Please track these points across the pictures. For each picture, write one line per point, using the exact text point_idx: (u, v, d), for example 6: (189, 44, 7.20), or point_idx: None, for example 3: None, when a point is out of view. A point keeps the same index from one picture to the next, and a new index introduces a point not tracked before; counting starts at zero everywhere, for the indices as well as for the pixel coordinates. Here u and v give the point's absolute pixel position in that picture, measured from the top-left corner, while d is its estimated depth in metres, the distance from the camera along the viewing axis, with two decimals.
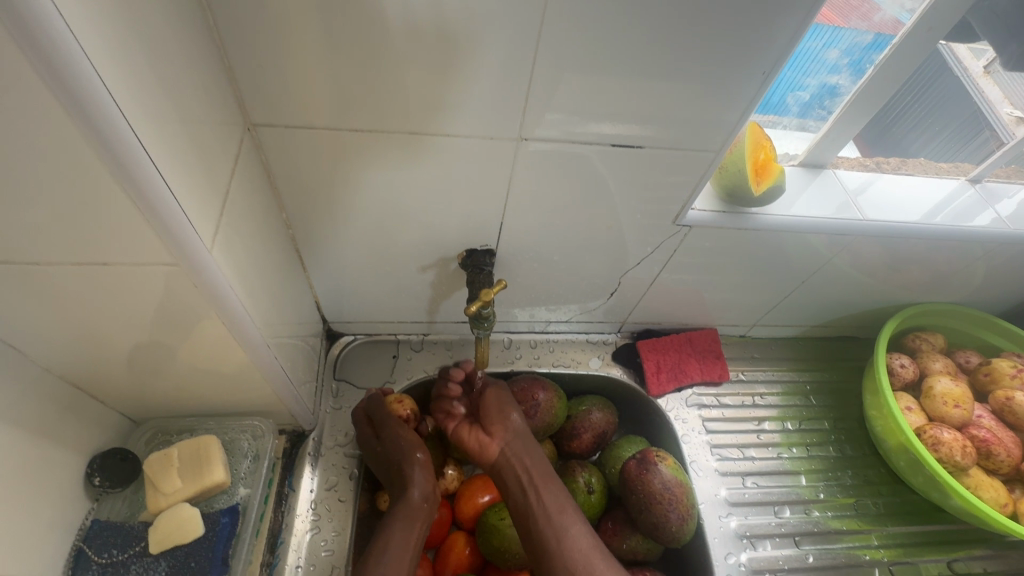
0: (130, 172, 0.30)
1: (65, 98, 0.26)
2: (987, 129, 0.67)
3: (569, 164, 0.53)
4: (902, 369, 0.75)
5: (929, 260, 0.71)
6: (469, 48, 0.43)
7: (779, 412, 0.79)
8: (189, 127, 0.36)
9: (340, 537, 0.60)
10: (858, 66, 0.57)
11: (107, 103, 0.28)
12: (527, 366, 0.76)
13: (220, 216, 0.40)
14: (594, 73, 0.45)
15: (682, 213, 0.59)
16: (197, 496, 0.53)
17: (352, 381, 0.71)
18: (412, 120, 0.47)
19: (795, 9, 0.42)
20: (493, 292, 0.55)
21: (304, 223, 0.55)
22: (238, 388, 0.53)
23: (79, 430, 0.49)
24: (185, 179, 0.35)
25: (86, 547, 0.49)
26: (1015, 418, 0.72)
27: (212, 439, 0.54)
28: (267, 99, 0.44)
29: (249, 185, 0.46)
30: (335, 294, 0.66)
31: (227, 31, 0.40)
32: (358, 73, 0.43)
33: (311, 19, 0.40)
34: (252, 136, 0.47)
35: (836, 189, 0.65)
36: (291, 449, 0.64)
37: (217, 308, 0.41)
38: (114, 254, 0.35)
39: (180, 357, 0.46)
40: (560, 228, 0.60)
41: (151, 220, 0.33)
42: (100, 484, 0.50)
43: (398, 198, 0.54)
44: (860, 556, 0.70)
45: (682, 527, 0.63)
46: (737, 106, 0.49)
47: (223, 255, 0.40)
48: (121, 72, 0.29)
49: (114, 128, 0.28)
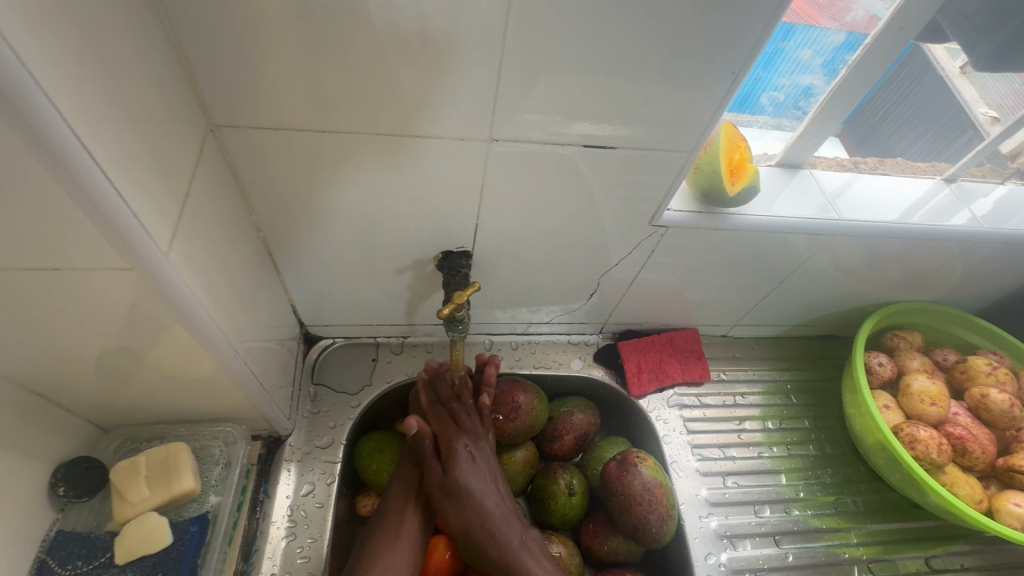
0: (74, 176, 0.29)
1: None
2: (969, 130, 0.68)
3: (543, 165, 0.53)
4: (880, 367, 0.76)
5: (905, 259, 0.71)
6: (436, 48, 0.42)
7: (760, 411, 0.80)
8: (143, 130, 0.35)
9: (316, 543, 0.60)
10: (831, 66, 0.57)
11: (43, 104, 0.27)
12: (508, 368, 0.76)
13: (179, 219, 0.39)
14: (563, 73, 0.45)
15: (658, 214, 0.59)
16: (165, 505, 0.52)
17: (330, 385, 0.70)
18: (380, 121, 0.46)
19: (762, 10, 0.42)
20: (466, 295, 0.54)
21: (275, 226, 0.55)
22: (208, 394, 0.52)
23: (43, 439, 0.48)
24: (138, 182, 0.34)
25: (49, 559, 0.48)
26: (990, 414, 0.73)
27: (180, 446, 0.53)
28: (231, 100, 0.43)
29: (214, 187, 0.45)
30: (311, 297, 0.65)
31: (186, 31, 0.39)
32: (322, 73, 0.42)
33: (272, 17, 0.39)
34: (217, 138, 0.46)
35: (812, 189, 0.66)
36: (266, 455, 0.63)
37: (180, 314, 0.40)
38: (66, 260, 0.34)
39: (145, 364, 0.45)
40: (537, 230, 0.60)
41: (102, 224, 0.32)
42: (65, 494, 0.49)
43: (371, 200, 0.53)
44: (839, 555, 0.70)
45: (662, 528, 0.63)
46: (708, 106, 0.49)
47: (184, 260, 0.40)
48: (62, 72, 0.28)
49: (52, 130, 0.27)
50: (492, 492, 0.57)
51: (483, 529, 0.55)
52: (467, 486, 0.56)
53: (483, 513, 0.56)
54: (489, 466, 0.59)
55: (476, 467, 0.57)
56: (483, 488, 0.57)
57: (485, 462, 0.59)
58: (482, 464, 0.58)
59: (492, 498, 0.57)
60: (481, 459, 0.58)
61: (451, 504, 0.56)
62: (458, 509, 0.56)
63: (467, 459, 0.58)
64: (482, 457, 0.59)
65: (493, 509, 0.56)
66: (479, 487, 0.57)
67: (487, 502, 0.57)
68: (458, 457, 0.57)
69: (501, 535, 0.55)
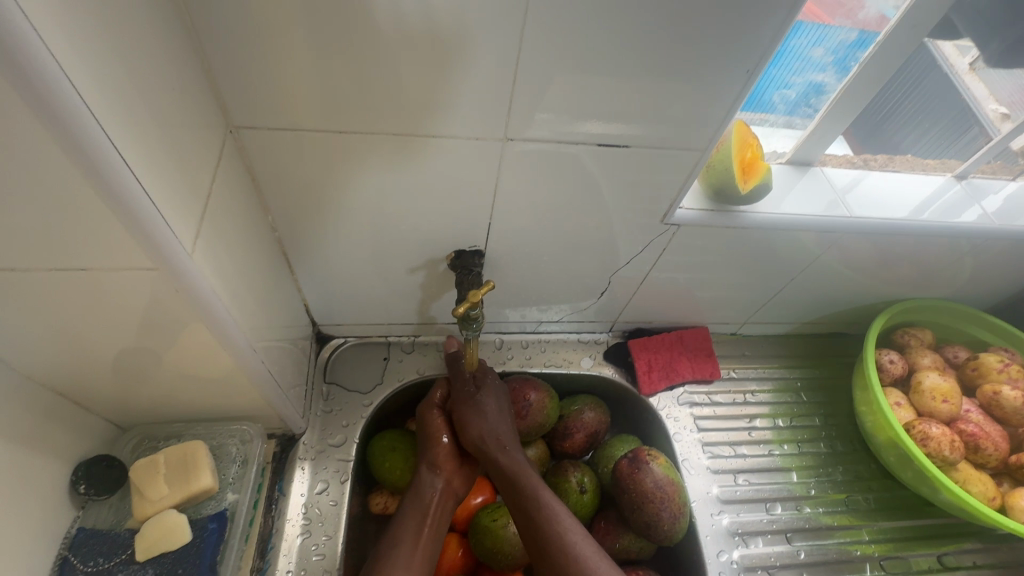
0: (105, 176, 0.30)
1: (32, 101, 0.26)
2: (976, 126, 0.68)
3: (557, 164, 0.53)
4: (891, 365, 0.76)
5: (916, 256, 0.71)
6: (454, 48, 0.42)
7: (770, 409, 0.80)
8: (167, 131, 0.35)
9: (331, 541, 0.60)
10: (843, 63, 0.57)
11: (77, 106, 0.27)
12: (519, 366, 0.76)
13: (202, 220, 0.40)
14: (579, 73, 0.45)
15: (670, 212, 0.59)
16: (184, 502, 0.53)
17: (343, 384, 0.71)
18: (397, 121, 0.47)
19: (777, 8, 0.42)
20: (481, 294, 0.54)
21: (290, 226, 0.55)
22: (225, 393, 0.52)
23: (63, 438, 0.48)
24: (164, 183, 0.34)
25: (71, 556, 0.48)
26: (1002, 412, 0.72)
27: (198, 444, 0.54)
28: (249, 101, 0.44)
29: (232, 188, 0.46)
30: (323, 297, 0.65)
31: (207, 32, 0.39)
32: (341, 75, 0.43)
33: (292, 19, 0.39)
34: (235, 139, 0.46)
35: (823, 187, 0.66)
36: (281, 453, 0.64)
37: (201, 313, 0.41)
38: (92, 261, 0.34)
39: (164, 363, 0.46)
40: (549, 228, 0.60)
41: (130, 224, 0.32)
42: (86, 492, 0.50)
43: (385, 199, 0.54)
44: (851, 552, 0.70)
45: (674, 525, 0.63)
46: (722, 104, 0.49)
47: (206, 260, 0.40)
48: (94, 75, 0.28)
49: (86, 133, 0.28)
50: (505, 420, 0.63)
51: (496, 442, 0.60)
52: (489, 405, 0.63)
53: (497, 431, 0.61)
54: (507, 401, 0.65)
55: (498, 395, 0.64)
56: (500, 413, 0.63)
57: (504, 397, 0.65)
58: (503, 394, 0.65)
59: (505, 424, 0.63)
60: (502, 392, 0.65)
61: (474, 412, 0.61)
62: (477, 421, 0.61)
63: (491, 388, 0.64)
64: (502, 391, 0.65)
65: (506, 434, 0.62)
66: (497, 411, 0.63)
67: (501, 426, 0.62)
68: (487, 381, 0.64)
69: (511, 452, 0.60)
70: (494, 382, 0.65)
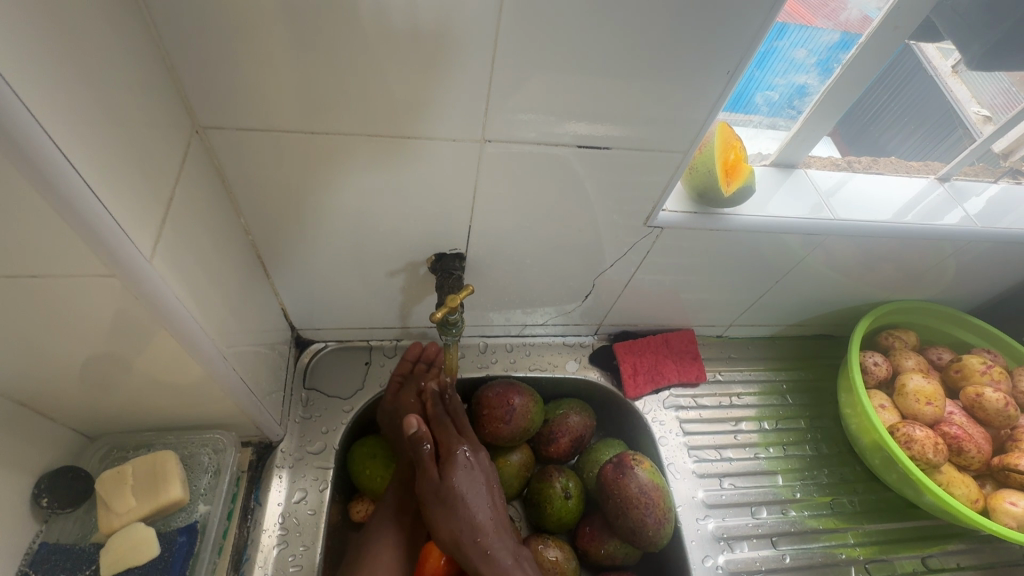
0: (51, 180, 0.28)
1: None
2: (959, 129, 0.68)
3: (537, 166, 0.52)
4: (876, 367, 0.76)
5: (900, 258, 0.71)
6: (428, 47, 0.41)
7: (756, 412, 0.79)
8: (124, 132, 0.34)
9: (309, 551, 0.59)
10: (825, 65, 0.56)
11: (14, 103, 0.25)
12: (503, 370, 0.75)
13: (163, 224, 0.38)
14: (559, 72, 0.44)
15: (653, 214, 0.59)
16: (153, 515, 0.51)
17: (323, 389, 0.69)
18: (371, 122, 0.45)
19: (757, 8, 0.42)
20: (459, 298, 0.53)
21: (265, 229, 0.54)
22: (197, 401, 0.51)
23: (26, 449, 0.47)
24: (119, 186, 0.33)
25: (31, 573, 0.46)
26: (985, 414, 0.73)
27: (168, 454, 0.52)
28: (216, 101, 0.42)
29: (200, 190, 0.45)
30: (302, 300, 0.64)
31: (169, 30, 0.38)
32: (312, 75, 0.42)
33: (258, 16, 0.38)
34: (203, 140, 0.45)
35: (807, 188, 0.65)
36: (257, 461, 0.62)
37: (165, 321, 0.40)
38: (44, 268, 0.33)
39: (130, 371, 0.44)
40: (532, 231, 0.59)
41: (81, 230, 0.31)
42: (48, 506, 0.48)
43: (361, 201, 0.52)
44: (836, 555, 0.70)
45: (658, 531, 0.62)
46: (703, 105, 0.49)
47: (169, 266, 0.39)
48: (35, 70, 0.26)
49: (23, 132, 0.26)
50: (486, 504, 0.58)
51: (474, 539, 0.55)
52: (462, 496, 0.56)
53: (476, 525, 0.56)
54: (486, 475, 0.59)
55: (473, 478, 0.58)
56: (477, 499, 0.57)
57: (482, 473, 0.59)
58: (479, 474, 0.58)
59: (485, 511, 0.57)
60: (477, 471, 0.58)
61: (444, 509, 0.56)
62: (452, 518, 0.56)
63: (464, 469, 0.58)
64: (480, 467, 0.59)
65: (486, 523, 0.56)
66: (473, 496, 0.57)
67: (479, 515, 0.57)
68: (456, 465, 0.57)
69: (493, 550, 0.55)
70: (463, 459, 0.58)
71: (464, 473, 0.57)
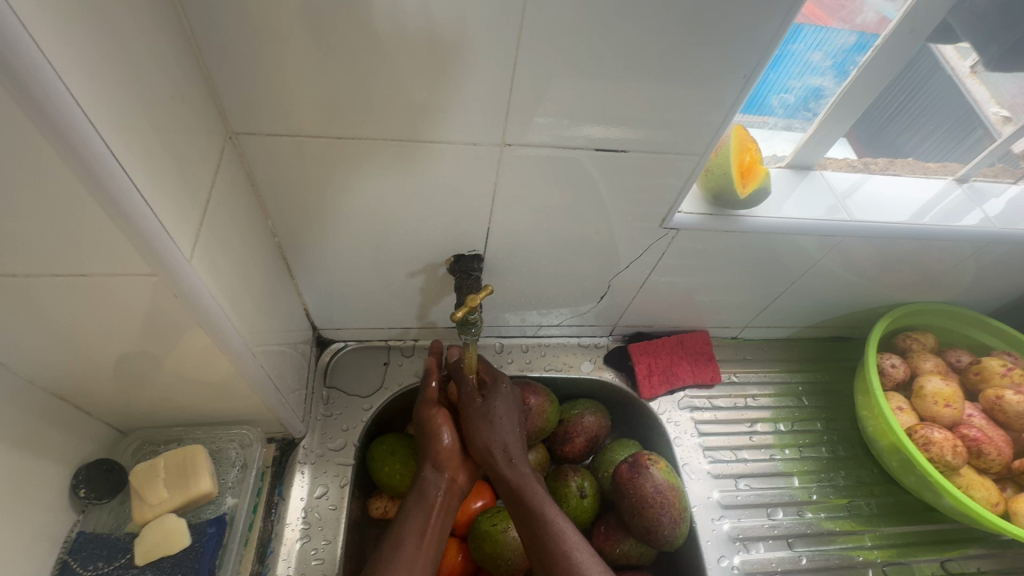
0: (103, 183, 0.30)
1: (21, 101, 0.26)
2: (979, 129, 0.67)
3: (556, 169, 0.53)
4: (893, 369, 0.75)
5: (918, 260, 0.71)
6: (451, 54, 0.42)
7: (771, 413, 0.79)
8: (166, 137, 0.36)
9: (330, 546, 0.60)
10: (841, 67, 0.57)
11: (71, 108, 0.27)
12: (519, 371, 0.76)
13: (201, 225, 0.40)
14: (578, 76, 0.45)
15: (669, 216, 0.60)
16: (184, 506, 0.53)
17: (343, 387, 0.71)
18: (395, 126, 0.47)
19: (774, 12, 0.43)
20: (479, 298, 0.55)
21: (290, 231, 0.55)
22: (226, 398, 0.52)
23: (65, 441, 0.49)
24: (162, 189, 0.35)
25: (70, 560, 0.49)
26: (1005, 416, 0.72)
27: (198, 449, 0.54)
28: (249, 108, 0.44)
29: (232, 193, 0.46)
30: (323, 300, 0.66)
31: (205, 39, 0.40)
32: (339, 80, 0.43)
33: (292, 27, 0.40)
34: (235, 144, 0.47)
35: (822, 190, 0.66)
36: (281, 457, 0.64)
37: (200, 319, 0.41)
38: (91, 267, 0.35)
39: (165, 366, 0.46)
40: (549, 233, 0.60)
41: (127, 231, 0.33)
42: (86, 496, 0.50)
43: (384, 204, 0.54)
44: (853, 558, 0.70)
45: (674, 530, 0.63)
46: (720, 108, 0.49)
47: (205, 266, 0.40)
48: (88, 77, 0.28)
49: (83, 138, 0.28)
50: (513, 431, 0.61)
51: (504, 455, 0.59)
52: (498, 416, 0.61)
53: (504, 443, 0.59)
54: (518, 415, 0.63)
55: (508, 405, 0.62)
56: (510, 424, 0.61)
57: (516, 406, 0.63)
58: (515, 407, 0.63)
59: (512, 436, 0.61)
60: (514, 403, 0.63)
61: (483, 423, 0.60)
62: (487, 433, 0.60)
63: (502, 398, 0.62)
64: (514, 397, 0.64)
65: (513, 445, 0.60)
66: (507, 421, 0.61)
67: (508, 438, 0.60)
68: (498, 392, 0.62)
69: (518, 466, 0.58)
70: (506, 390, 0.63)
71: (503, 403, 0.62)
